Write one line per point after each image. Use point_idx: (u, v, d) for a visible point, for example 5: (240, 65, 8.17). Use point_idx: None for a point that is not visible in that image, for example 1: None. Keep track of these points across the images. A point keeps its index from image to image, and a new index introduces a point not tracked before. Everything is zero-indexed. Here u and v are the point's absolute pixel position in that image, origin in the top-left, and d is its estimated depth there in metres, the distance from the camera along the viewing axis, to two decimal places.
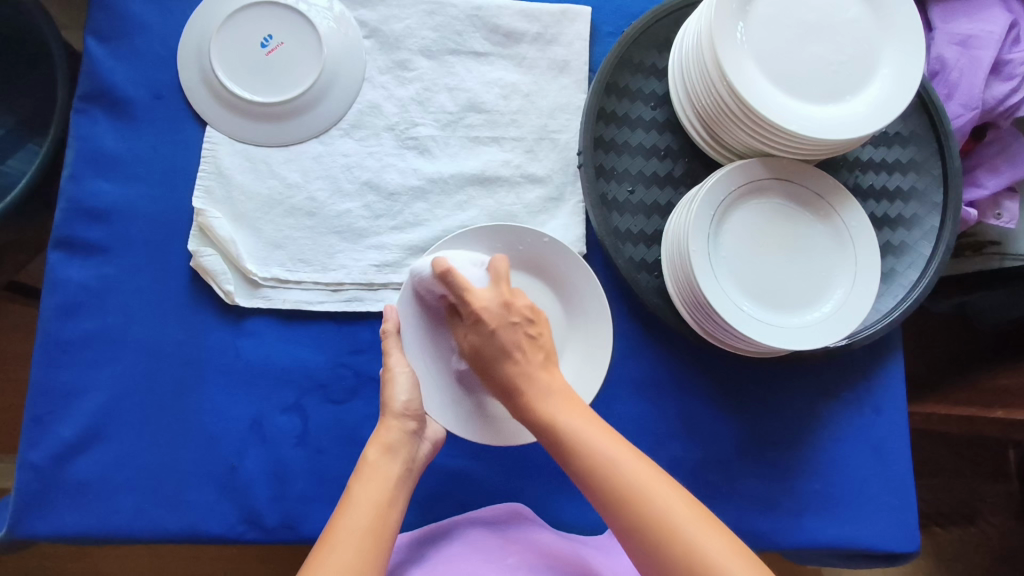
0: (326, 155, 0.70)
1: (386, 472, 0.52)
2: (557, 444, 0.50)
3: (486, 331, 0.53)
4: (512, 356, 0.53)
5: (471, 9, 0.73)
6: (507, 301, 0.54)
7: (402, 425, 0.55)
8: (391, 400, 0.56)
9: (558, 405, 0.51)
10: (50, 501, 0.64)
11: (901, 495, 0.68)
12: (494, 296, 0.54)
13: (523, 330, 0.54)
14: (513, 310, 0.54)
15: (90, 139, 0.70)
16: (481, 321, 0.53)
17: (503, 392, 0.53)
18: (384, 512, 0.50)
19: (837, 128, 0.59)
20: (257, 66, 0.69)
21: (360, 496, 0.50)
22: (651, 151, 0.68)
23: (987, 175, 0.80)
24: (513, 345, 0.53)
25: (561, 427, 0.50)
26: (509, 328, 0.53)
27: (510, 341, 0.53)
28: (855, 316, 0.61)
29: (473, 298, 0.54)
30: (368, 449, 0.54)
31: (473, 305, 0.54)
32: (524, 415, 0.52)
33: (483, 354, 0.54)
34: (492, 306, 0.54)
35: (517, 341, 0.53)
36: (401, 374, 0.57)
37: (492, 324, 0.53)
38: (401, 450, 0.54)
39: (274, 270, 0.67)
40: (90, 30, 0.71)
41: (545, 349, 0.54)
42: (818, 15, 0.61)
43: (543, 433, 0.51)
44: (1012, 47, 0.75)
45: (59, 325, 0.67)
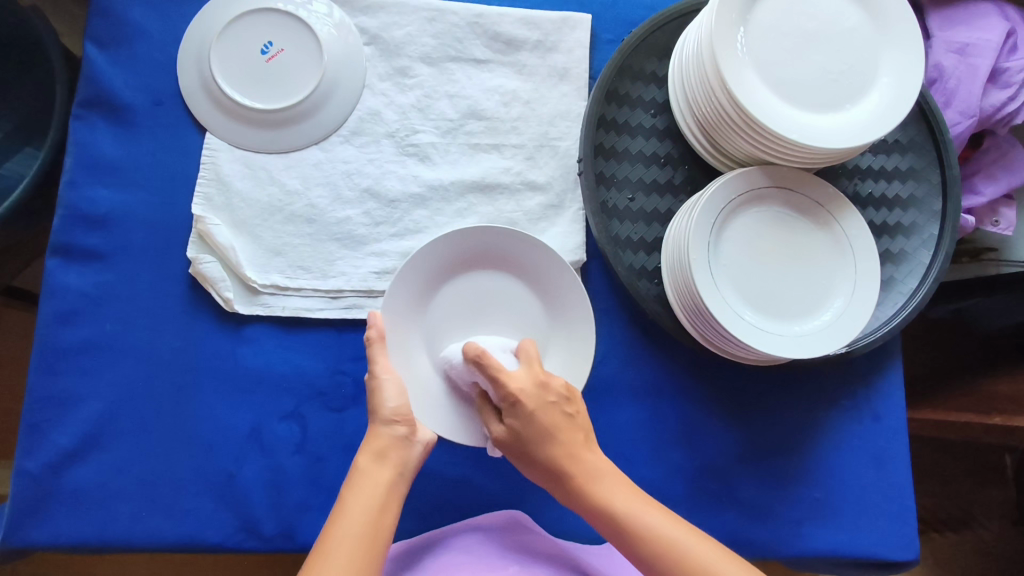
0: (326, 161, 0.70)
1: (378, 480, 0.51)
2: (606, 523, 0.52)
3: (525, 413, 0.52)
4: (555, 438, 0.53)
5: (471, 17, 0.73)
6: (542, 380, 0.53)
7: (392, 431, 0.54)
8: (379, 407, 0.54)
9: (608, 485, 0.53)
10: (47, 509, 0.63)
11: (900, 503, 0.68)
12: (529, 376, 0.53)
13: (563, 411, 0.54)
14: (551, 390, 0.53)
15: (88, 145, 0.69)
16: (518, 404, 0.52)
17: (553, 479, 0.53)
18: (376, 519, 0.49)
19: (838, 137, 0.59)
20: (257, 72, 0.69)
21: (352, 503, 0.49)
22: (651, 159, 0.69)
23: (985, 182, 0.80)
24: (553, 426, 0.53)
25: (614, 508, 0.52)
26: (547, 408, 0.53)
27: (551, 423, 0.53)
28: (855, 324, 0.61)
29: (509, 384, 0.52)
30: (359, 457, 0.53)
31: (511, 387, 0.52)
32: (576, 500, 0.53)
33: (523, 439, 0.53)
34: (528, 387, 0.52)
35: (556, 421, 0.53)
36: (388, 382, 0.54)
37: (531, 406, 0.52)
38: (392, 455, 0.53)
39: (274, 277, 0.67)
40: (90, 36, 0.70)
41: (584, 429, 0.55)
42: (818, 24, 0.61)
43: (591, 512, 0.53)
44: (1010, 55, 0.75)
45: (57, 332, 0.66)
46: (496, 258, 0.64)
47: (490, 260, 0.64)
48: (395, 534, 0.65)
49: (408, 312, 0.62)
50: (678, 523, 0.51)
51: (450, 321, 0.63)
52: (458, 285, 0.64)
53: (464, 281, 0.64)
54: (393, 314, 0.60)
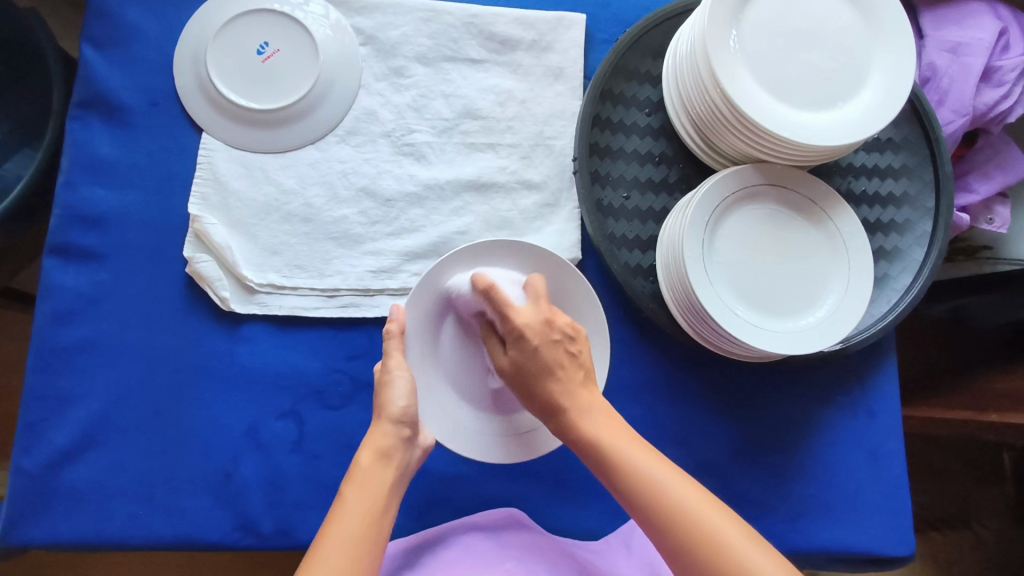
0: (322, 161, 0.70)
1: (381, 480, 0.51)
2: (599, 461, 0.50)
3: (528, 345, 0.51)
4: (555, 374, 0.51)
5: (466, 17, 0.73)
6: (549, 318, 0.53)
7: (398, 431, 0.54)
8: (387, 405, 0.54)
9: (621, 446, 0.50)
10: (44, 509, 0.63)
11: (895, 499, 0.69)
12: (535, 313, 0.53)
13: (563, 347, 0.52)
14: (556, 327, 0.52)
15: (85, 145, 0.70)
16: (524, 337, 0.51)
17: (553, 416, 0.51)
18: (377, 519, 0.49)
19: (831, 135, 0.60)
20: (254, 73, 0.69)
21: (354, 502, 0.50)
22: (646, 158, 0.69)
23: (979, 180, 0.81)
24: (555, 362, 0.51)
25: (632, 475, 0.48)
26: (551, 345, 0.52)
27: (554, 357, 0.51)
28: (849, 320, 0.62)
29: (517, 311, 0.52)
30: (361, 454, 0.53)
31: (517, 320, 0.52)
32: (590, 456, 0.50)
33: (523, 366, 0.52)
34: (534, 323, 0.52)
35: (560, 359, 0.51)
36: (399, 379, 0.55)
37: (535, 340, 0.51)
38: (395, 457, 0.53)
39: (270, 276, 0.68)
40: (87, 37, 0.71)
41: (586, 367, 0.53)
42: (810, 23, 0.62)
43: (587, 452, 0.51)
44: (1002, 54, 0.76)
45: (53, 332, 0.66)
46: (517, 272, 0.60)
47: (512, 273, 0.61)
48: (393, 532, 0.66)
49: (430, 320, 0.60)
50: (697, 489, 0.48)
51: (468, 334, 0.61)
52: None
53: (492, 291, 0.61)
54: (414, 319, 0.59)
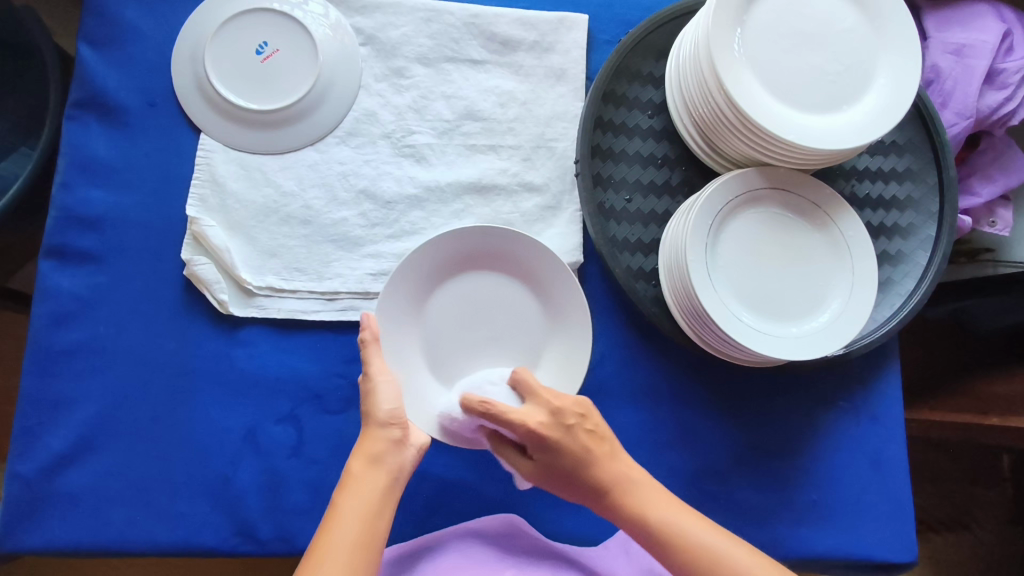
0: (322, 163, 0.70)
1: (373, 484, 0.50)
2: (652, 537, 0.53)
3: (549, 444, 0.54)
4: (586, 460, 0.54)
5: (468, 17, 0.73)
6: (554, 408, 0.55)
7: (387, 435, 0.53)
8: (373, 410, 0.53)
9: (643, 494, 0.55)
10: (40, 514, 0.63)
11: (897, 504, 0.68)
12: (540, 407, 0.55)
13: (580, 428, 0.55)
14: (566, 414, 0.54)
15: (82, 145, 0.69)
16: (541, 439, 0.53)
17: (599, 498, 0.55)
18: (368, 526, 0.49)
19: (835, 138, 0.59)
20: (252, 72, 0.68)
21: (345, 509, 0.49)
22: (648, 160, 0.68)
23: (981, 183, 0.80)
24: (581, 449, 0.54)
25: (652, 523, 0.53)
26: (568, 433, 0.54)
27: (578, 449, 0.54)
28: (853, 325, 0.61)
29: (522, 418, 0.53)
30: (353, 460, 0.52)
31: (524, 425, 0.53)
32: (619, 516, 0.55)
33: (554, 465, 0.55)
34: (544, 420, 0.54)
35: (582, 444, 0.54)
36: (383, 384, 0.54)
37: (552, 436, 0.53)
38: (387, 460, 0.52)
39: (269, 278, 0.67)
40: (83, 36, 0.70)
41: (609, 440, 0.56)
42: (815, 24, 0.61)
43: (637, 528, 0.54)
44: (1006, 56, 0.75)
45: (49, 335, 0.66)
46: (498, 261, 0.64)
47: (490, 263, 0.64)
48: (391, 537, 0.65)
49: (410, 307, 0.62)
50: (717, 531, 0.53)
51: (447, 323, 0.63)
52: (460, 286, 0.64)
53: (468, 280, 0.64)
54: (392, 310, 0.61)
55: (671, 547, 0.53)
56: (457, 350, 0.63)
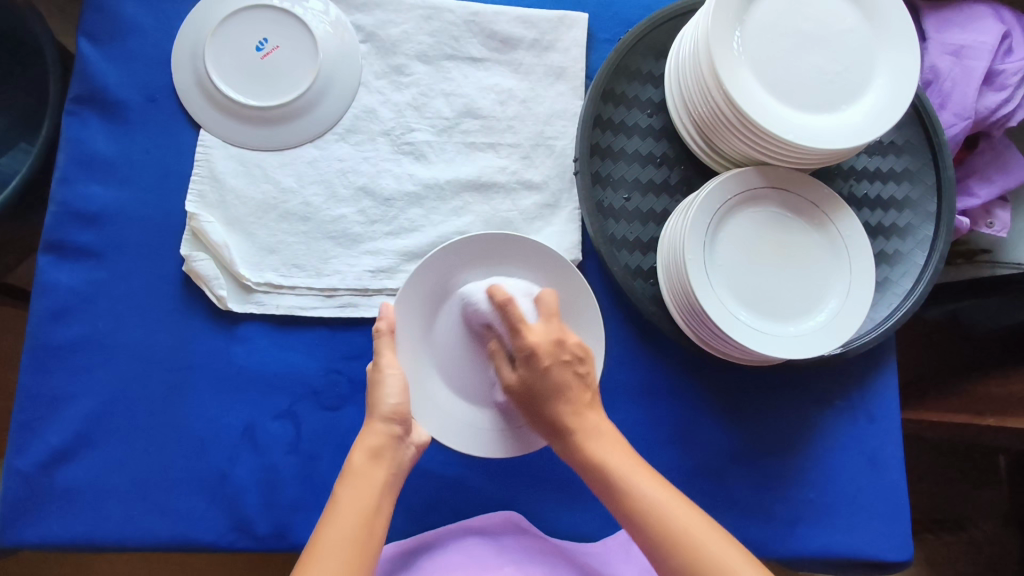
0: (321, 159, 0.70)
1: (373, 480, 0.50)
2: (605, 484, 0.51)
3: (537, 367, 0.53)
4: (561, 395, 0.53)
5: (468, 15, 0.73)
6: (559, 338, 0.54)
7: (388, 430, 0.53)
8: (378, 403, 0.54)
9: (605, 445, 0.53)
10: (38, 508, 0.63)
11: (893, 503, 0.69)
12: (547, 332, 0.54)
13: (572, 367, 0.54)
14: (567, 347, 0.54)
15: (82, 141, 0.69)
16: (534, 357, 0.53)
17: (555, 433, 0.54)
18: (369, 520, 0.49)
19: (833, 138, 0.59)
20: (252, 69, 0.68)
21: (346, 504, 0.49)
22: (647, 159, 0.69)
23: (979, 184, 0.80)
24: (562, 384, 0.53)
25: (607, 467, 0.51)
26: (561, 365, 0.53)
27: (558, 380, 0.53)
28: (850, 325, 0.62)
29: (529, 331, 0.53)
30: (352, 455, 0.52)
31: (528, 339, 0.53)
32: (571, 455, 0.53)
33: (532, 387, 0.54)
34: (545, 343, 0.53)
35: (568, 381, 0.53)
36: (390, 377, 0.54)
37: (545, 361, 0.53)
38: (387, 455, 0.52)
39: (268, 275, 0.67)
40: (84, 32, 0.70)
41: (592, 386, 0.55)
42: (814, 24, 0.61)
43: (589, 472, 0.52)
44: (1005, 57, 0.76)
45: (48, 329, 0.66)
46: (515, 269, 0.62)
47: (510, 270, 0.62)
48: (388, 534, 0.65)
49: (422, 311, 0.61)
50: (675, 495, 0.50)
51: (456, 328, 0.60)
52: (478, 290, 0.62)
53: (484, 286, 0.62)
54: (403, 313, 0.60)
55: (618, 494, 0.50)
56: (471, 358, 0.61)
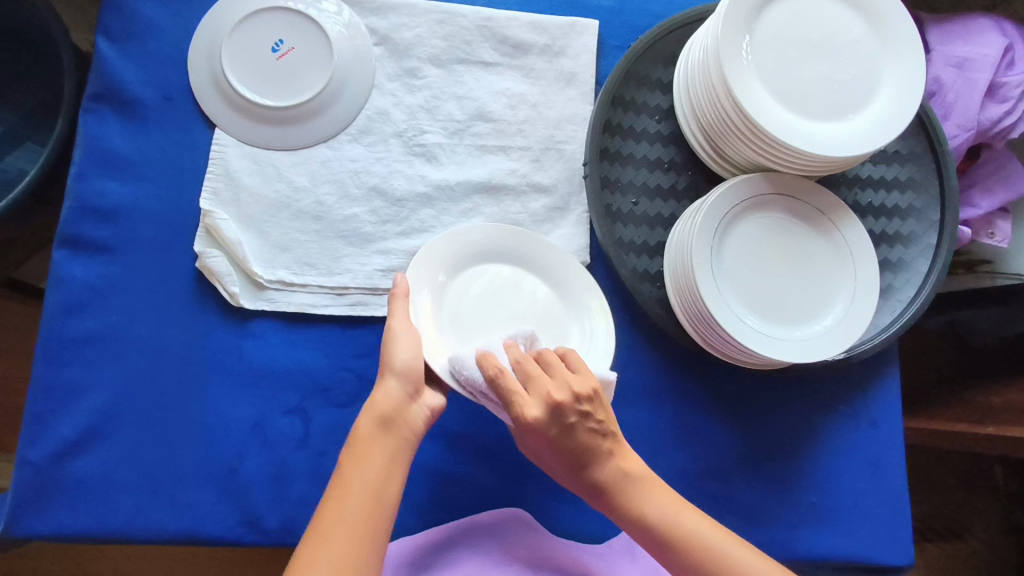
0: (334, 159, 0.71)
1: (379, 450, 0.51)
2: (653, 537, 0.54)
3: (548, 436, 0.53)
4: (588, 454, 0.54)
5: (480, 20, 0.74)
6: (555, 403, 0.52)
7: (398, 388, 0.53)
8: (390, 360, 0.54)
9: (645, 492, 0.55)
10: (49, 500, 0.63)
11: (895, 508, 0.69)
12: (540, 401, 0.52)
13: (587, 424, 0.53)
14: (569, 411, 0.52)
15: (98, 137, 0.70)
16: (541, 431, 0.52)
17: (594, 491, 0.56)
18: (376, 491, 0.50)
19: (839, 146, 0.60)
20: (267, 69, 0.69)
21: (351, 474, 0.50)
22: (655, 164, 0.70)
23: (981, 195, 0.81)
24: (582, 444, 0.54)
25: (651, 519, 0.54)
26: (568, 430, 0.53)
27: (576, 445, 0.53)
28: (854, 330, 0.62)
29: (531, 407, 0.52)
30: (359, 424, 0.53)
31: (526, 418, 0.52)
32: (617, 510, 0.55)
33: (555, 451, 0.54)
34: (543, 414, 0.52)
35: (584, 439, 0.53)
36: (402, 335, 0.55)
37: (552, 430, 0.53)
38: (396, 420, 0.53)
39: (280, 272, 0.68)
40: (102, 30, 0.71)
41: (613, 433, 0.55)
42: (821, 34, 0.62)
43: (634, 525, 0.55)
44: (1007, 70, 0.77)
45: (62, 323, 0.66)
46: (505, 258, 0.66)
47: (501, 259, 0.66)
48: (394, 531, 0.65)
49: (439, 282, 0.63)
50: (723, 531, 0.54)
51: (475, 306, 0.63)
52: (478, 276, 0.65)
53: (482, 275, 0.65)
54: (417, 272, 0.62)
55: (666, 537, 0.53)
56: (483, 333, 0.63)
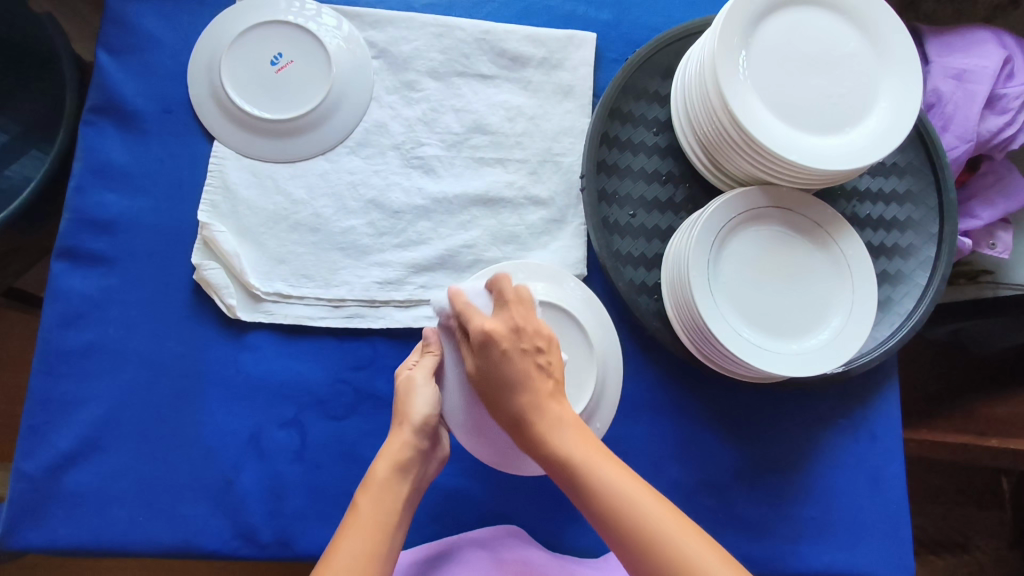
0: (332, 172, 0.71)
1: (397, 494, 0.52)
2: (551, 461, 0.50)
3: (500, 349, 0.52)
4: (522, 382, 0.51)
5: (478, 33, 0.74)
6: (518, 324, 0.53)
7: (416, 441, 0.54)
8: (409, 412, 0.55)
9: (564, 429, 0.50)
10: (44, 512, 0.63)
11: (894, 522, 0.69)
12: (505, 321, 0.53)
13: (535, 356, 0.52)
14: (525, 336, 0.53)
15: (98, 150, 0.70)
16: (490, 343, 0.52)
17: (517, 421, 0.51)
18: (389, 530, 0.50)
19: (837, 158, 0.60)
20: (266, 83, 0.70)
21: (369, 509, 0.50)
22: (653, 176, 0.70)
23: (982, 206, 0.81)
24: (523, 372, 0.51)
25: (571, 459, 0.49)
26: (519, 353, 0.52)
27: (520, 369, 0.51)
28: (853, 344, 0.62)
29: (481, 323, 0.52)
30: (377, 465, 0.53)
31: (483, 324, 0.52)
32: (535, 449, 0.51)
33: (491, 377, 0.52)
34: (503, 328, 0.53)
35: (526, 369, 0.51)
36: (424, 388, 0.56)
37: (503, 344, 0.52)
38: (411, 471, 0.54)
39: (277, 285, 0.68)
40: (103, 44, 0.72)
41: (557, 378, 0.53)
42: (818, 48, 0.62)
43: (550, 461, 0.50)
44: (1006, 82, 0.77)
45: (60, 335, 0.67)
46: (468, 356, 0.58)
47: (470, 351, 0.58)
48: None
49: (564, 280, 0.65)
50: (639, 483, 0.48)
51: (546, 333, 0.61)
52: None
53: None
54: (553, 270, 0.65)
55: (580, 477, 0.48)
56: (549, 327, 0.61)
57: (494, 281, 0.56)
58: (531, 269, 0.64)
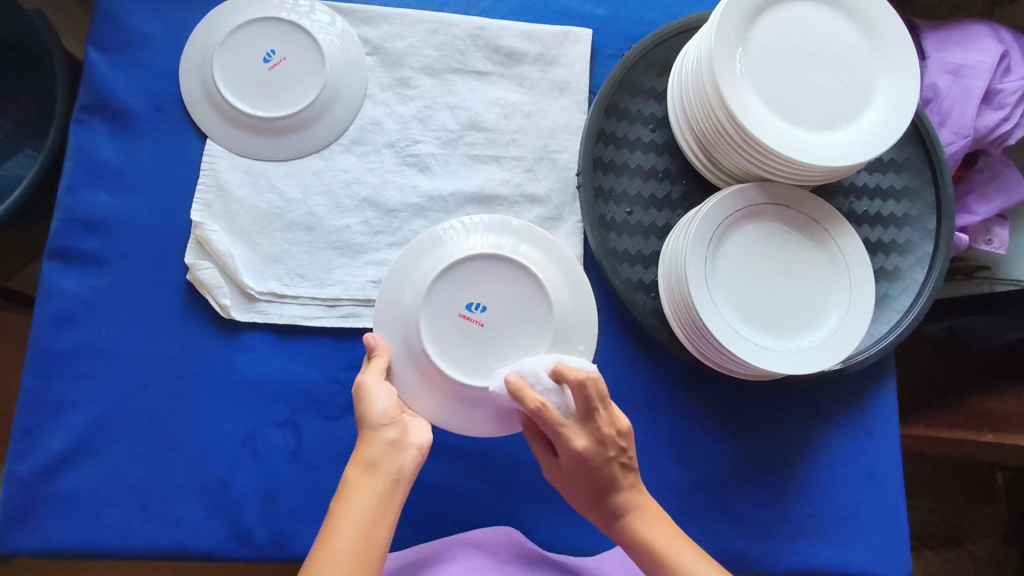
0: (326, 170, 0.70)
1: (371, 490, 0.50)
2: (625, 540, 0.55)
3: (588, 465, 0.53)
4: (608, 485, 0.54)
5: (473, 29, 0.73)
6: (603, 436, 0.52)
7: (382, 436, 0.53)
8: (367, 413, 0.54)
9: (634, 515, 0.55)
10: (37, 515, 0.63)
11: (891, 520, 0.69)
12: (589, 431, 0.52)
13: (618, 460, 0.54)
14: (612, 443, 0.53)
15: (89, 149, 0.70)
16: (581, 460, 0.52)
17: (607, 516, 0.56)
18: (369, 533, 0.49)
19: (836, 155, 0.60)
20: (258, 80, 0.69)
21: (344, 514, 0.49)
22: (649, 173, 0.69)
23: (979, 202, 0.81)
24: (609, 477, 0.54)
25: (643, 540, 0.54)
26: (607, 462, 0.53)
27: (608, 475, 0.54)
28: (850, 341, 0.62)
29: (571, 445, 0.52)
30: (351, 466, 0.52)
31: (570, 446, 0.52)
32: (617, 537, 0.56)
33: (583, 479, 0.54)
34: (590, 442, 0.52)
35: (613, 474, 0.54)
36: (374, 388, 0.55)
37: (591, 458, 0.52)
38: (383, 464, 0.52)
39: (271, 284, 0.67)
40: (93, 41, 0.71)
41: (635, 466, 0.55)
42: (816, 43, 0.62)
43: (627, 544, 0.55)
44: (1003, 77, 0.76)
45: (52, 336, 0.66)
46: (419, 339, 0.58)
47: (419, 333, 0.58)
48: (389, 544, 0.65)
49: (527, 235, 0.62)
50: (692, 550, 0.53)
51: (478, 286, 0.59)
52: (431, 311, 0.58)
53: (430, 309, 0.58)
54: (514, 224, 0.63)
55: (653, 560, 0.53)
56: (488, 288, 0.59)
57: (571, 381, 0.50)
58: (483, 224, 0.62)
